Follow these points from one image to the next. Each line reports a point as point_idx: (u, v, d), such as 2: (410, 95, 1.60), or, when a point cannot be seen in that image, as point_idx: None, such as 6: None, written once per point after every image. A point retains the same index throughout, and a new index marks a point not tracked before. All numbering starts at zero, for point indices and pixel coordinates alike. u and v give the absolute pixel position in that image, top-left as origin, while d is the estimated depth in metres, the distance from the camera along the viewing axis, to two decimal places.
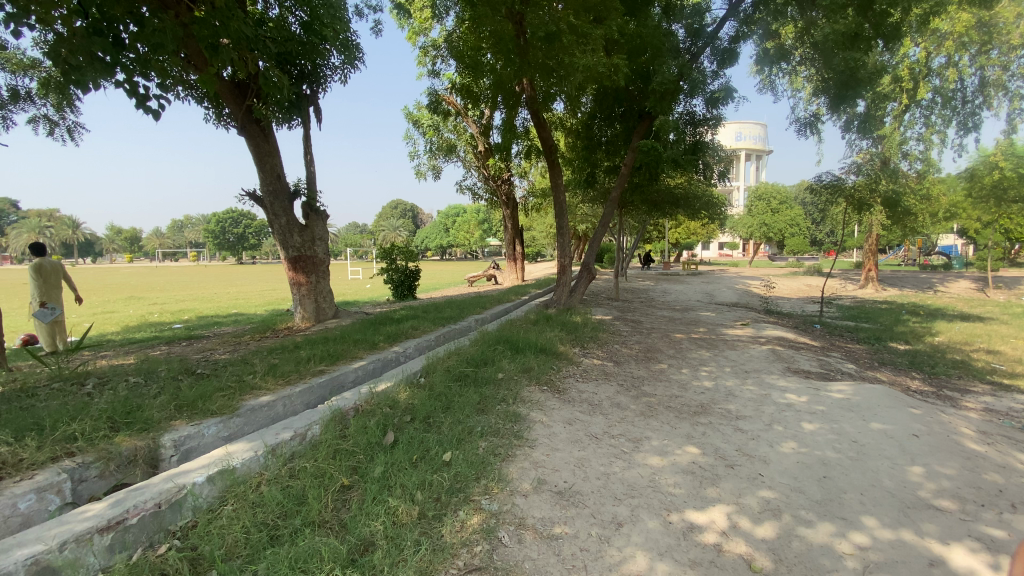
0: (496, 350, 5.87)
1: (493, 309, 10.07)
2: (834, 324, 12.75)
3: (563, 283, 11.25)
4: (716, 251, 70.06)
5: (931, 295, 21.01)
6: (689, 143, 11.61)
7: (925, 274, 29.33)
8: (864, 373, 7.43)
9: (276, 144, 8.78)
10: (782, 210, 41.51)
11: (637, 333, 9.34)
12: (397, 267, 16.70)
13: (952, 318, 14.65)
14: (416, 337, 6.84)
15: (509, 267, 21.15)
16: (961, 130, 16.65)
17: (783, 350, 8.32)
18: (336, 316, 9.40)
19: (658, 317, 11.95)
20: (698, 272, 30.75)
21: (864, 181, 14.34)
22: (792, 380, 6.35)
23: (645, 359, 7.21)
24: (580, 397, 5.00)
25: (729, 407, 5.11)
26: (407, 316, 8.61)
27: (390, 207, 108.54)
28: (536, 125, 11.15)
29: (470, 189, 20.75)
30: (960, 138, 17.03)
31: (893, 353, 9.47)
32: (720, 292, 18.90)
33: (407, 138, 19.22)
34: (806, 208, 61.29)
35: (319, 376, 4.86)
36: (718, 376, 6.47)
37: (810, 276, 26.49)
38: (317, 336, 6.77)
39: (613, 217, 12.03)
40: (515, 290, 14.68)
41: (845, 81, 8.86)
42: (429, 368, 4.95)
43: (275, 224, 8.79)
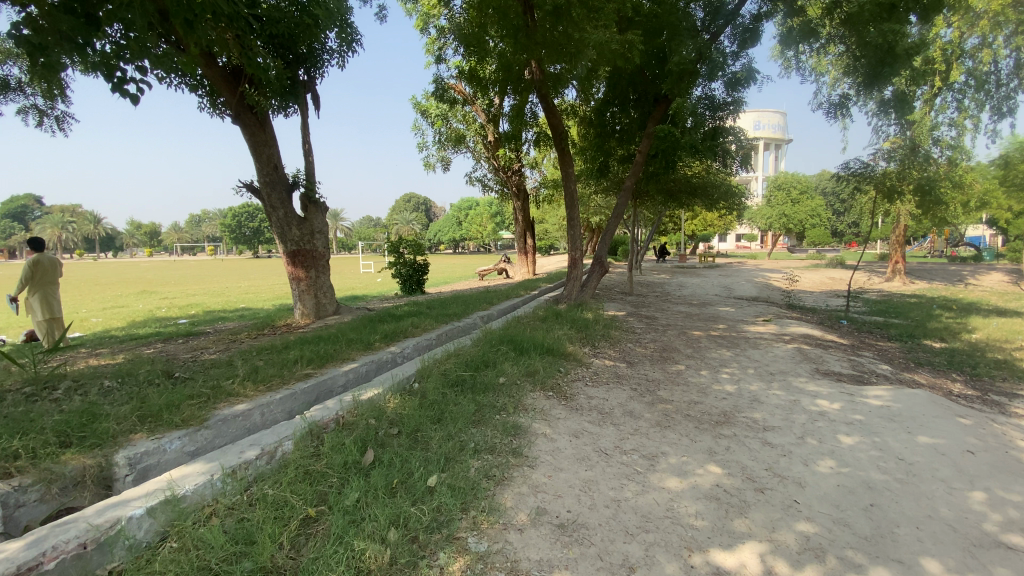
0: (499, 350, 5.44)
1: (500, 305, 9.64)
2: (861, 320, 12.06)
3: (574, 278, 10.77)
4: (733, 243, 68.61)
5: (962, 288, 20.05)
6: (708, 128, 11.03)
7: (954, 266, 28.14)
8: (901, 375, 6.83)
9: (273, 133, 8.42)
10: (803, 200, 40.22)
11: (652, 330, 8.81)
12: (405, 260, 16.35)
13: (988, 313, 13.84)
14: (416, 335, 6.44)
15: (520, 260, 20.68)
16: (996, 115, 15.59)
17: (809, 349, 7.74)
18: (337, 313, 9.04)
19: (675, 313, 11.39)
20: (715, 265, 29.90)
21: (898, 166, 13.57)
22: (823, 384, 5.80)
23: (660, 359, 6.71)
24: (589, 404, 4.54)
25: (755, 415, 4.61)
26: (410, 313, 8.20)
27: (403, 200, 108.39)
28: (546, 111, 10.65)
29: (480, 181, 20.29)
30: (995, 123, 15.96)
31: (930, 352, 8.80)
32: (740, 286, 18.18)
33: (416, 129, 18.82)
34: (827, 198, 59.53)
35: (305, 379, 4.49)
36: (740, 378, 5.95)
37: (832, 268, 25.56)
38: (311, 335, 6.41)
39: (627, 209, 11.48)
40: (526, 284, 14.21)
41: (881, 57, 8.23)
42: (424, 372, 4.53)
43: (272, 216, 8.45)
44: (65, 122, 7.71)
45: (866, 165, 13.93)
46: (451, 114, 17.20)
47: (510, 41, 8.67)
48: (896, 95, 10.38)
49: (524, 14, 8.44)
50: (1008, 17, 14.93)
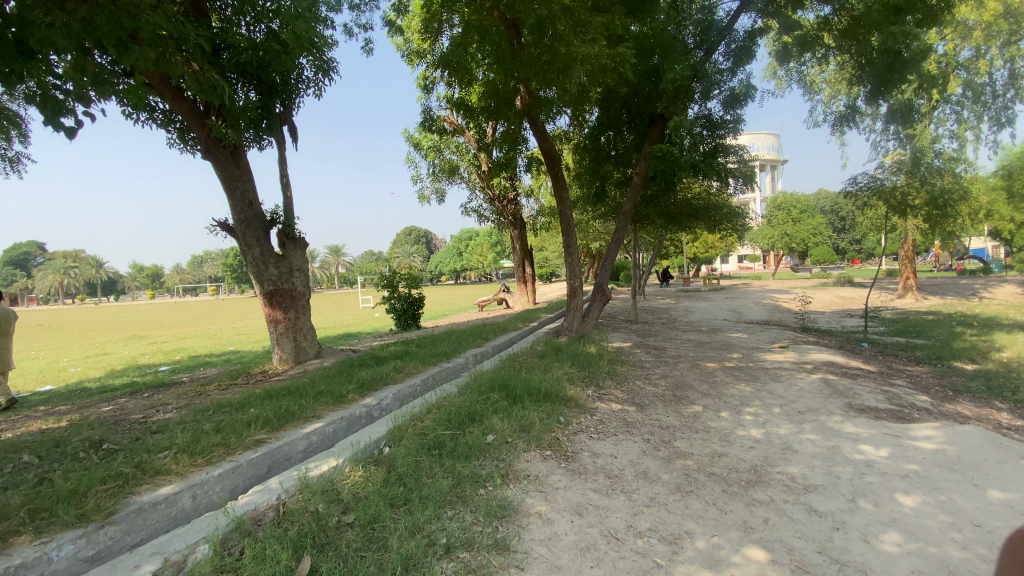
0: (489, 399, 4.75)
1: (496, 341, 8.97)
2: (883, 342, 11.30)
3: (574, 308, 10.09)
4: (735, 264, 68.11)
5: (978, 302, 19.31)
6: (707, 147, 10.53)
7: (965, 280, 27.43)
8: (944, 406, 6.06)
9: (248, 168, 7.96)
10: (803, 219, 39.88)
11: (661, 364, 8.07)
12: (400, 294, 15.75)
13: (1014, 329, 13.06)
14: (398, 382, 5.76)
15: (520, 290, 20.08)
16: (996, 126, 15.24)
17: (836, 379, 6.98)
18: (320, 356, 8.37)
19: (684, 342, 10.65)
20: (720, 287, 29.22)
21: (906, 179, 13.05)
22: (861, 424, 5.05)
23: (673, 399, 5.97)
24: (594, 466, 3.82)
25: (791, 470, 3.87)
26: (396, 354, 7.52)
27: (403, 233, 108.65)
28: (537, 136, 10.22)
29: (476, 211, 19.91)
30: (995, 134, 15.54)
31: (965, 376, 8.04)
32: (748, 309, 17.43)
33: (409, 162, 18.54)
34: (827, 215, 59.34)
35: (255, 447, 3.81)
36: (766, 420, 5.20)
37: (840, 287, 24.85)
38: (282, 386, 5.74)
39: (627, 232, 10.90)
40: (525, 316, 13.53)
41: (888, 64, 8.00)
42: (396, 433, 3.84)
43: (248, 255, 7.90)
44: (18, 163, 7.17)
45: (873, 180, 13.40)
46: (444, 145, 16.93)
47: (494, 64, 8.42)
48: (897, 107, 9.98)
49: (510, 37, 8.13)
50: (1000, 27, 14.87)
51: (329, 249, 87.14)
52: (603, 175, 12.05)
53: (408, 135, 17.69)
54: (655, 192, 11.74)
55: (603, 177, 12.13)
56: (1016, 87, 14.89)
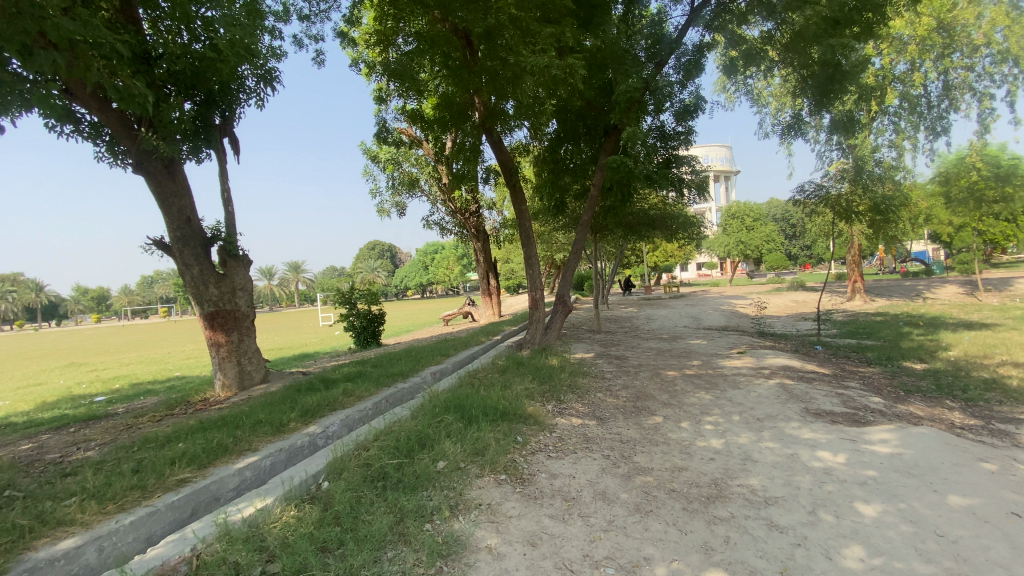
0: (441, 421, 4.51)
1: (456, 357, 8.70)
2: (836, 344, 11.62)
3: (536, 320, 9.93)
4: (696, 272, 69.98)
5: (921, 303, 20.31)
6: (661, 158, 10.65)
7: (909, 282, 28.91)
8: (895, 407, 6.18)
9: (186, 182, 7.51)
10: (757, 227, 41.32)
11: (624, 374, 7.98)
12: (359, 311, 15.28)
13: (955, 327, 13.71)
14: (347, 406, 5.43)
15: (484, 302, 19.87)
16: (933, 134, 16.39)
17: (793, 384, 7.05)
18: (267, 380, 7.90)
19: (646, 351, 10.66)
20: (681, 294, 29.82)
21: (851, 186, 13.60)
22: (818, 429, 5.06)
23: (634, 411, 5.86)
24: (551, 489, 3.63)
25: (751, 482, 3.79)
26: (349, 375, 7.16)
27: (367, 248, 106.78)
28: (494, 148, 10.14)
29: (438, 224, 19.65)
30: (933, 143, 16.65)
31: (913, 376, 8.29)
32: (708, 315, 17.74)
33: (368, 175, 18.17)
34: (780, 223, 61.84)
35: (177, 489, 3.45)
36: (726, 429, 5.14)
37: (794, 291, 25.76)
38: (220, 415, 5.32)
39: (586, 243, 10.86)
40: (487, 329, 13.31)
41: (829, 76, 8.34)
42: (336, 466, 3.55)
43: (186, 275, 7.41)
44: None
45: (821, 187, 13.90)
46: (403, 158, 16.66)
47: (448, 75, 8.32)
48: (840, 118, 10.36)
49: (463, 49, 8.06)
50: (935, 41, 15.98)
51: (289, 265, 84.55)
52: (561, 187, 12.04)
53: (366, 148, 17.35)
54: (612, 203, 11.80)
55: (561, 188, 12.11)
56: (949, 97, 16.14)
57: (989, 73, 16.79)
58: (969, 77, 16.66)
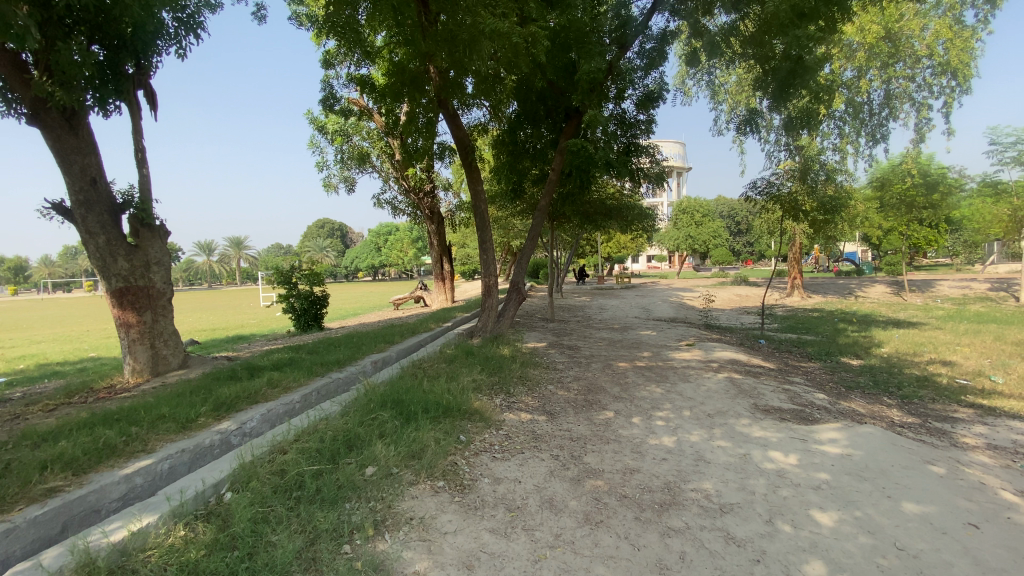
0: (374, 419, 4.05)
1: (402, 343, 8.18)
2: (778, 338, 11.93)
3: (488, 307, 9.50)
4: (646, 264, 71.63)
5: (853, 301, 21.43)
6: (621, 145, 10.39)
7: (842, 281, 30.56)
8: (839, 403, 6.24)
9: (91, 139, 6.55)
10: (707, 222, 42.52)
11: (575, 365, 7.73)
12: (300, 292, 14.41)
13: (885, 325, 14.46)
14: (269, 399, 4.86)
15: (436, 287, 19.26)
16: (873, 140, 17.18)
17: (741, 378, 7.02)
18: (185, 366, 7.11)
19: (597, 341, 10.51)
20: (632, 285, 30.24)
21: (798, 184, 13.95)
22: (768, 427, 4.97)
23: (584, 405, 5.59)
24: (493, 497, 3.26)
25: (706, 487, 3.58)
26: (278, 364, 6.50)
27: (316, 225, 102.36)
28: (449, 123, 9.58)
29: (390, 203, 18.76)
30: (872, 149, 17.49)
31: (852, 372, 8.53)
32: (658, 307, 17.94)
33: (314, 146, 17.05)
34: (727, 219, 64.15)
35: (43, 499, 2.82)
36: (678, 426, 4.95)
37: (738, 286, 26.66)
38: (117, 407, 4.61)
39: (542, 229, 10.49)
40: (437, 315, 12.78)
41: (791, 70, 8.28)
42: (243, 474, 3.04)
43: (89, 245, 6.49)
44: None
45: (772, 184, 14.18)
46: (353, 130, 15.67)
47: (402, 39, 7.70)
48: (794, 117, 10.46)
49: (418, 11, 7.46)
50: (882, 49, 16.60)
51: (229, 240, 79.72)
52: (519, 171, 11.61)
53: (313, 117, 16.21)
54: (570, 190, 11.51)
55: (519, 173, 11.66)
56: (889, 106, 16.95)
57: (928, 84, 17.69)
58: (909, 88, 17.46)
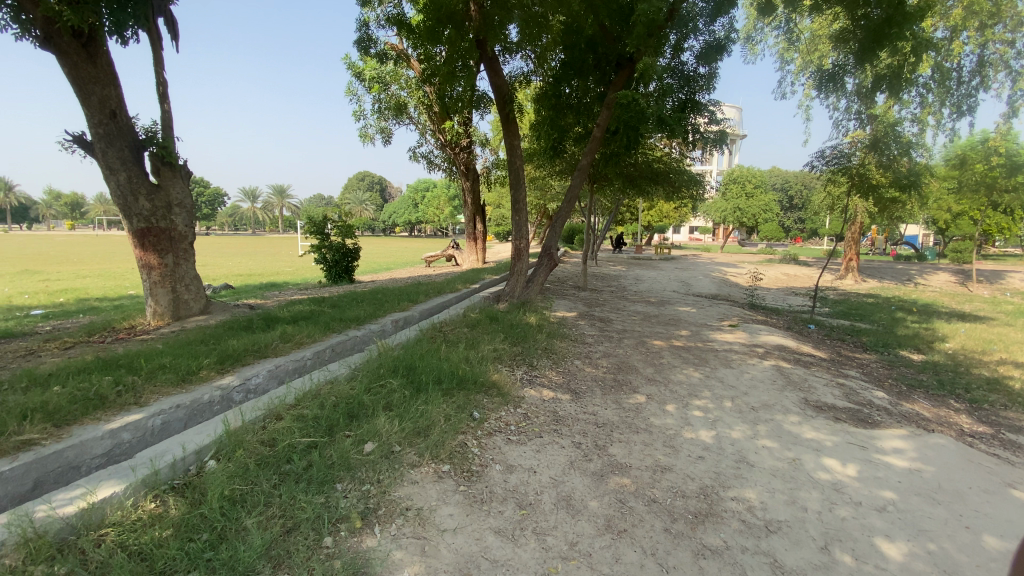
0: (383, 387, 3.72)
1: (426, 304, 7.87)
2: (829, 324, 11.03)
3: (518, 271, 9.05)
4: (688, 235, 69.15)
5: (913, 288, 19.86)
6: (677, 100, 9.44)
7: (900, 266, 28.47)
8: (901, 404, 5.55)
9: (111, 70, 6.28)
10: (757, 194, 40.15)
11: (605, 340, 7.24)
12: (331, 244, 14.31)
13: (949, 318, 13.24)
14: (278, 354, 4.61)
15: (468, 247, 18.92)
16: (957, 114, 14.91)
17: (789, 368, 6.37)
18: (206, 312, 7.01)
19: (631, 314, 9.95)
20: (671, 257, 29.07)
21: (870, 156, 12.60)
22: (821, 428, 4.40)
23: (614, 386, 5.13)
24: (502, 489, 2.89)
25: (748, 496, 3.10)
26: (297, 317, 6.26)
27: (356, 177, 103.01)
28: (488, 69, 8.90)
29: (425, 157, 18.22)
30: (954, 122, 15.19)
31: (912, 368, 7.72)
32: (698, 281, 17.04)
33: (352, 94, 16.60)
34: (779, 193, 60.64)
35: (14, 453, 2.60)
36: (716, 419, 4.46)
37: (785, 264, 25.20)
38: (124, 353, 4.45)
39: (582, 190, 9.80)
40: (466, 276, 12.40)
41: (888, 17, 7.20)
42: (229, 442, 2.76)
43: (110, 181, 6.32)
44: None
45: (843, 153, 12.86)
46: (391, 78, 15.04)
47: None
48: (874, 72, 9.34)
49: None
50: (982, 6, 14.53)
51: (272, 187, 81.09)
52: (560, 127, 10.84)
53: (350, 63, 15.63)
54: (614, 150, 10.70)
55: (560, 129, 10.91)
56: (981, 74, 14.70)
57: None
58: (1006, 55, 15.40)
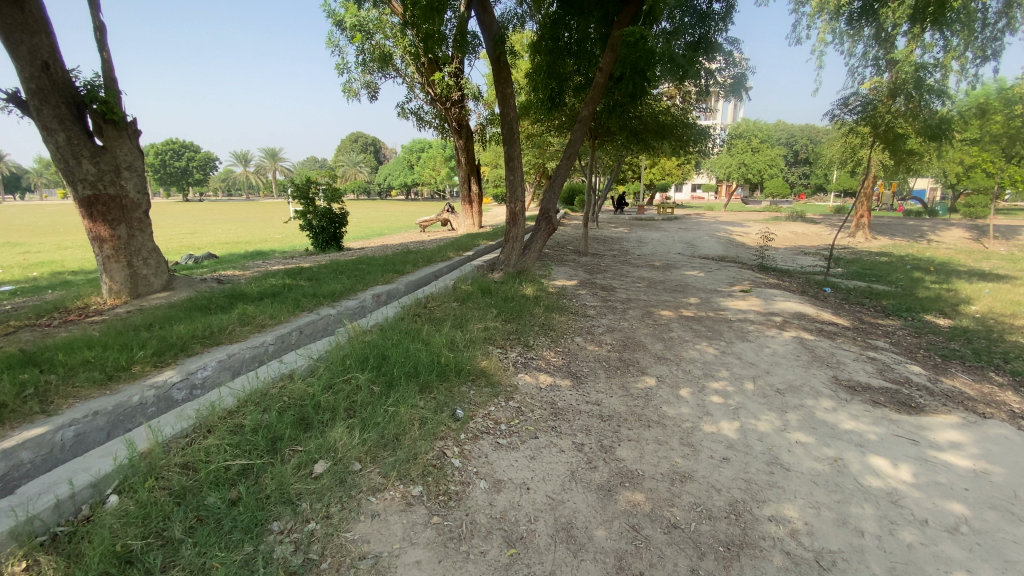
0: (347, 383, 3.11)
1: (412, 274, 7.20)
2: (845, 287, 10.35)
3: (512, 237, 8.34)
4: (689, 194, 67.57)
5: (926, 245, 19.04)
6: (689, 39, 8.51)
7: (910, 221, 27.42)
8: (941, 381, 4.95)
9: (42, 14, 5.35)
10: (762, 148, 38.67)
11: (609, 311, 6.62)
12: (317, 209, 13.54)
13: (969, 277, 12.52)
14: (233, 341, 3.98)
15: (463, 210, 18.10)
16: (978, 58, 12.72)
17: (813, 340, 5.75)
18: (169, 289, 6.38)
19: (635, 280, 9.30)
20: (674, 216, 28.11)
21: (883, 105, 11.56)
22: (860, 416, 3.82)
23: (619, 368, 4.52)
24: (487, 517, 2.31)
25: (789, 516, 2.55)
26: (265, 292, 5.62)
27: (349, 139, 100.21)
28: (477, 7, 7.90)
29: (415, 114, 17.13)
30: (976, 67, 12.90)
31: (940, 336, 7.08)
32: (703, 243, 16.28)
33: (333, 45, 15.41)
34: (784, 147, 58.78)
35: None
36: (740, 407, 3.89)
37: (792, 222, 24.28)
38: (52, 342, 3.83)
39: (582, 144, 8.93)
40: (459, 241, 11.67)
41: None
42: (138, 469, 2.19)
43: (48, 142, 5.52)
44: None
45: (867, 99, 11.64)
46: (374, 25, 13.84)
47: None
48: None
49: None
50: None
51: (263, 150, 78.84)
52: (559, 75, 9.93)
53: (330, 9, 14.37)
54: (618, 99, 9.80)
55: (560, 77, 10.00)
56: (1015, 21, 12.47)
57: None
58: None
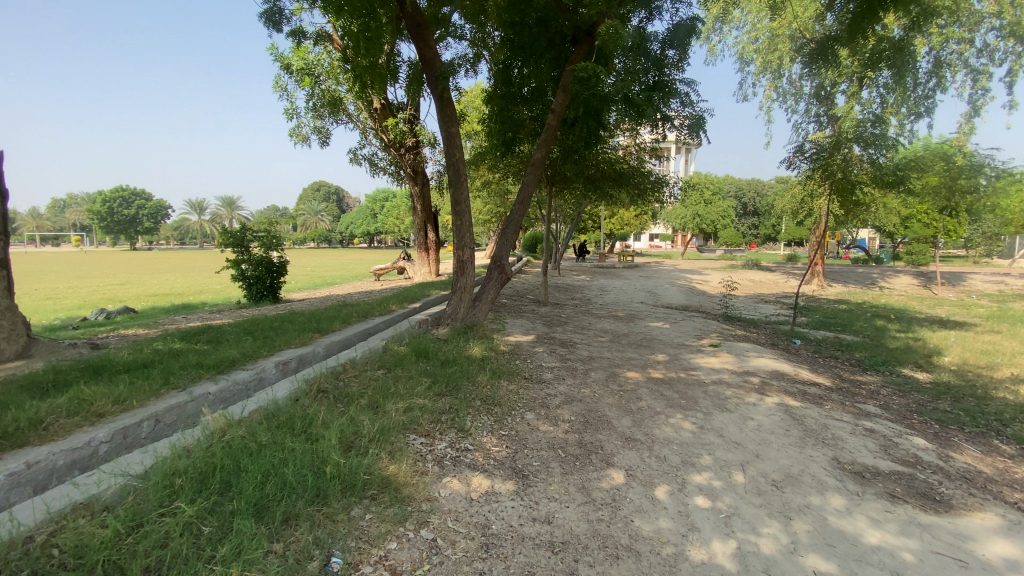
0: (164, 522, 2.08)
1: (339, 334, 6.14)
2: (814, 338, 9.86)
3: (459, 288, 7.43)
4: (648, 243, 69.35)
5: (879, 292, 19.31)
6: (645, 82, 8.16)
7: (858, 270, 28.19)
8: (954, 456, 4.17)
9: None
10: (715, 200, 39.96)
11: (568, 375, 5.71)
12: (252, 257, 12.36)
13: (930, 325, 12.29)
14: (34, 444, 2.81)
15: (419, 258, 17.21)
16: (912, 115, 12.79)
17: (799, 407, 4.96)
18: (25, 357, 5.09)
19: (597, 334, 8.50)
20: (635, 265, 28.08)
21: (834, 154, 11.58)
22: (883, 523, 2.95)
23: (578, 458, 3.55)
24: None
25: None
26: (135, 364, 4.44)
27: (311, 188, 99.43)
28: (418, 44, 7.33)
29: (368, 160, 16.43)
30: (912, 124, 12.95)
31: (925, 393, 6.42)
32: (666, 291, 15.86)
33: (281, 90, 14.77)
34: (735, 199, 61.60)
35: None
36: (733, 514, 2.97)
37: (750, 271, 24.47)
38: None
39: (536, 189, 8.27)
40: (407, 292, 10.70)
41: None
42: None
43: None
44: None
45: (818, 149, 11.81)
46: (322, 69, 13.27)
47: None
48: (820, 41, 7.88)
49: None
50: None
51: (219, 198, 76.78)
52: (513, 120, 9.49)
53: (277, 53, 13.74)
54: (574, 144, 9.34)
55: (514, 122, 9.58)
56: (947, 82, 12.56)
57: None
58: None
